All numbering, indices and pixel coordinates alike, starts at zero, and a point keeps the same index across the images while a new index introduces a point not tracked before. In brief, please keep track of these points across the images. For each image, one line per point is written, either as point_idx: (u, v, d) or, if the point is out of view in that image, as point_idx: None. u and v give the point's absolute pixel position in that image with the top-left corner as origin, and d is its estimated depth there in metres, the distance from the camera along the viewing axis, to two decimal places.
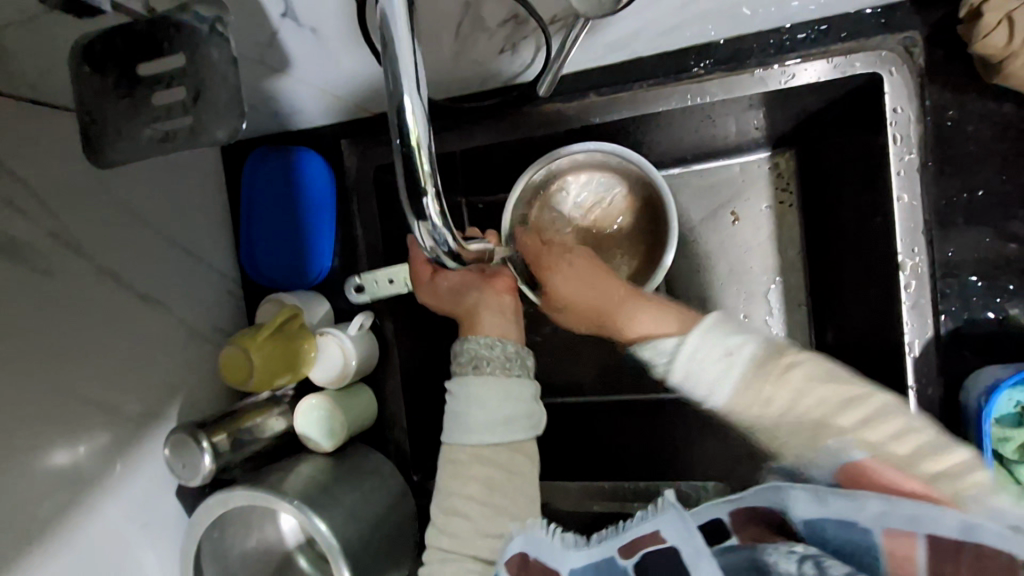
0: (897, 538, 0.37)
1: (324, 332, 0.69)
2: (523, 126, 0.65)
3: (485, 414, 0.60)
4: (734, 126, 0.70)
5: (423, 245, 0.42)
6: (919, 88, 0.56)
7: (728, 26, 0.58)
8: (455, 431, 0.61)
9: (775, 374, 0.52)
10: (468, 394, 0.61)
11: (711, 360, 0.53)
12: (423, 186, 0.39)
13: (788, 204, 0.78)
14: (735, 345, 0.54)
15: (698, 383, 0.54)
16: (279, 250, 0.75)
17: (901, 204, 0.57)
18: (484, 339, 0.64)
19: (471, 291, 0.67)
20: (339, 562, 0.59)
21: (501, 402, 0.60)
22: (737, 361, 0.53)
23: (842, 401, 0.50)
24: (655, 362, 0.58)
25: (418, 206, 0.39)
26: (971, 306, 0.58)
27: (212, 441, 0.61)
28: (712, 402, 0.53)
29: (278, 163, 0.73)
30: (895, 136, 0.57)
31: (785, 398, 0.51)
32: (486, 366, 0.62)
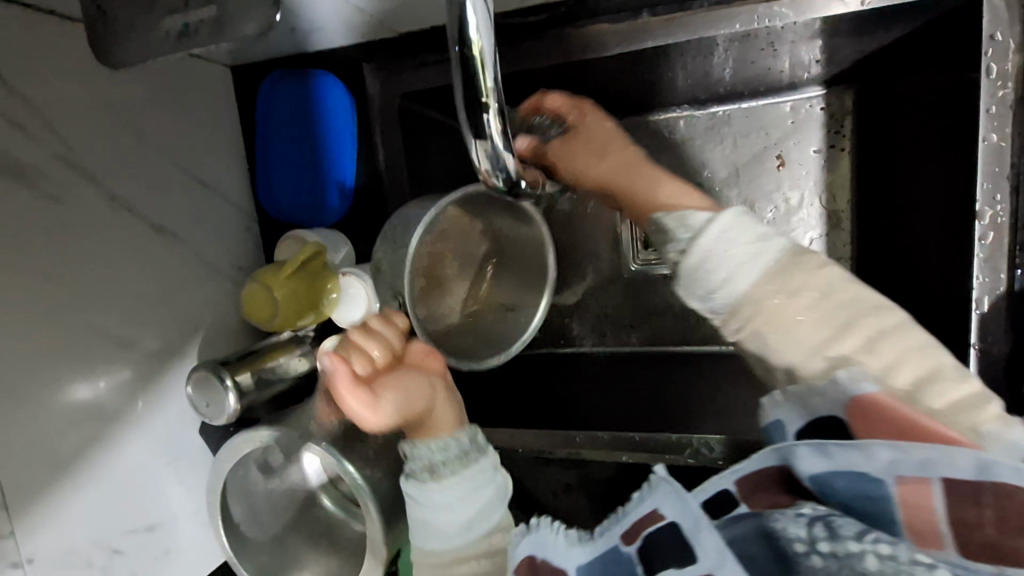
0: (911, 488, 0.35)
1: (346, 272, 0.66)
2: (563, 51, 0.59)
3: (445, 514, 0.55)
4: (794, 57, 0.63)
5: (479, 170, 0.38)
6: (1021, 11, 0.49)
7: None
8: (421, 533, 0.56)
9: (809, 269, 0.50)
10: (433, 502, 0.54)
11: (743, 240, 0.51)
12: (485, 101, 0.34)
13: (842, 148, 0.71)
14: (761, 245, 0.51)
15: (717, 272, 0.50)
16: (297, 184, 0.70)
17: (988, 144, 0.51)
18: (435, 443, 0.58)
19: (422, 391, 0.58)
20: (369, 504, 0.58)
21: (455, 504, 0.55)
22: (769, 248, 0.51)
23: (846, 317, 0.48)
24: (676, 236, 0.54)
25: (478, 125, 0.35)
26: None
27: (235, 380, 0.59)
28: (721, 297, 0.51)
29: (293, 88, 0.67)
30: (989, 68, 0.50)
31: (782, 298, 0.49)
32: (443, 470, 0.56)
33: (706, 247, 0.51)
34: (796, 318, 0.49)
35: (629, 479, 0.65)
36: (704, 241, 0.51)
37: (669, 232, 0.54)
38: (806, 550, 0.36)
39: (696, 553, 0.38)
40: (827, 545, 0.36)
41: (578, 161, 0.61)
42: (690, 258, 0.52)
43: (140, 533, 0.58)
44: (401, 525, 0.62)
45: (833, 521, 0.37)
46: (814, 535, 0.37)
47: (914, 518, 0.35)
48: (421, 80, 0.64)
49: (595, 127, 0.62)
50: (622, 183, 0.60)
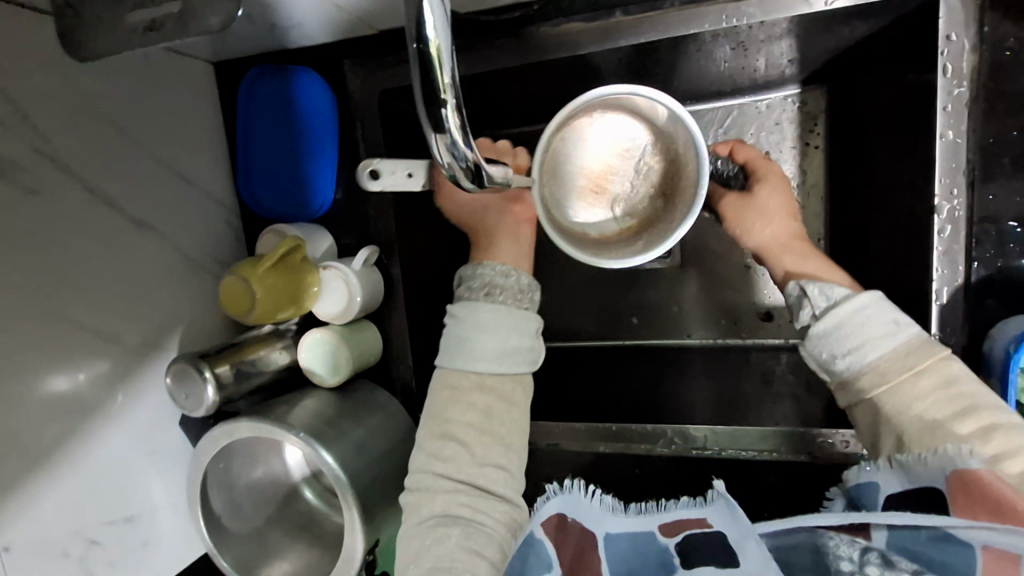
0: (998, 559, 0.34)
1: (327, 266, 0.67)
2: (538, 50, 0.60)
3: (480, 336, 0.57)
4: (764, 57, 0.65)
5: (440, 162, 0.39)
6: (976, 12, 0.51)
7: None
8: (451, 352, 0.57)
9: (937, 359, 0.48)
10: (476, 319, 0.57)
11: (881, 322, 0.50)
12: (442, 96, 0.35)
13: (814, 146, 0.74)
14: (899, 332, 0.49)
15: (857, 339, 0.50)
16: (278, 180, 0.71)
17: (945, 140, 0.53)
18: (499, 267, 0.61)
19: (493, 214, 0.66)
20: (348, 494, 0.59)
21: (498, 335, 0.57)
22: (906, 330, 0.50)
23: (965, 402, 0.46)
24: (813, 302, 0.53)
25: (437, 119, 0.36)
26: (1007, 253, 0.54)
27: (215, 372, 0.60)
28: (852, 361, 0.50)
29: (274, 84, 0.68)
30: (945, 68, 0.52)
31: (907, 377, 0.48)
32: (498, 295, 0.59)
33: (842, 316, 0.51)
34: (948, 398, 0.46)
35: (604, 467, 0.67)
36: (845, 313, 0.51)
37: (806, 296, 0.54)
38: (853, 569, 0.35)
39: (738, 557, 0.37)
40: (877, 568, 0.34)
41: (737, 222, 0.63)
42: (824, 324, 0.51)
43: (119, 524, 0.59)
44: (380, 514, 0.63)
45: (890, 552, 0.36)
46: (866, 558, 0.35)
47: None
48: (398, 76, 0.65)
49: (766, 200, 0.62)
50: (781, 256, 0.60)
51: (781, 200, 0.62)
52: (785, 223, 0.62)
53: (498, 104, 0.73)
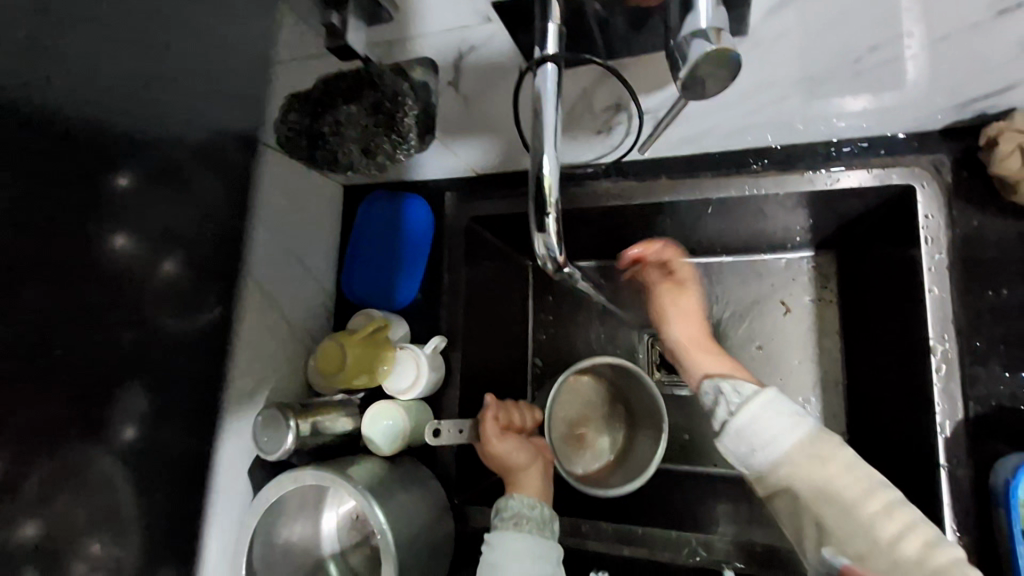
0: None
1: (403, 347, 0.78)
2: (605, 196, 0.77)
3: (518, 562, 0.65)
4: (786, 221, 0.79)
5: (538, 254, 0.54)
6: (947, 201, 0.65)
7: (783, 134, 0.70)
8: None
9: (824, 458, 0.56)
10: (506, 547, 0.66)
11: (770, 423, 0.59)
12: (548, 207, 0.51)
13: (828, 300, 0.88)
14: (789, 429, 0.59)
15: (762, 432, 0.59)
16: (374, 278, 0.86)
17: (933, 295, 0.64)
18: (526, 500, 0.72)
19: (523, 450, 0.76)
20: (388, 557, 0.64)
21: (532, 556, 0.65)
22: (793, 433, 0.58)
23: (824, 479, 0.55)
24: (728, 402, 0.63)
25: (541, 221, 0.51)
26: (1001, 395, 0.62)
27: (297, 424, 0.69)
28: (761, 457, 0.59)
29: (390, 205, 0.87)
30: (926, 237, 0.65)
31: (813, 470, 0.56)
32: (525, 525, 0.69)
33: (737, 425, 0.60)
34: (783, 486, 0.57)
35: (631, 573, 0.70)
36: (743, 419, 0.60)
37: (721, 396, 0.65)
38: None
39: None
40: None
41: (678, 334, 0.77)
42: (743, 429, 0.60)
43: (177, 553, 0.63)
44: None
45: None
46: None
47: None
48: (487, 208, 0.81)
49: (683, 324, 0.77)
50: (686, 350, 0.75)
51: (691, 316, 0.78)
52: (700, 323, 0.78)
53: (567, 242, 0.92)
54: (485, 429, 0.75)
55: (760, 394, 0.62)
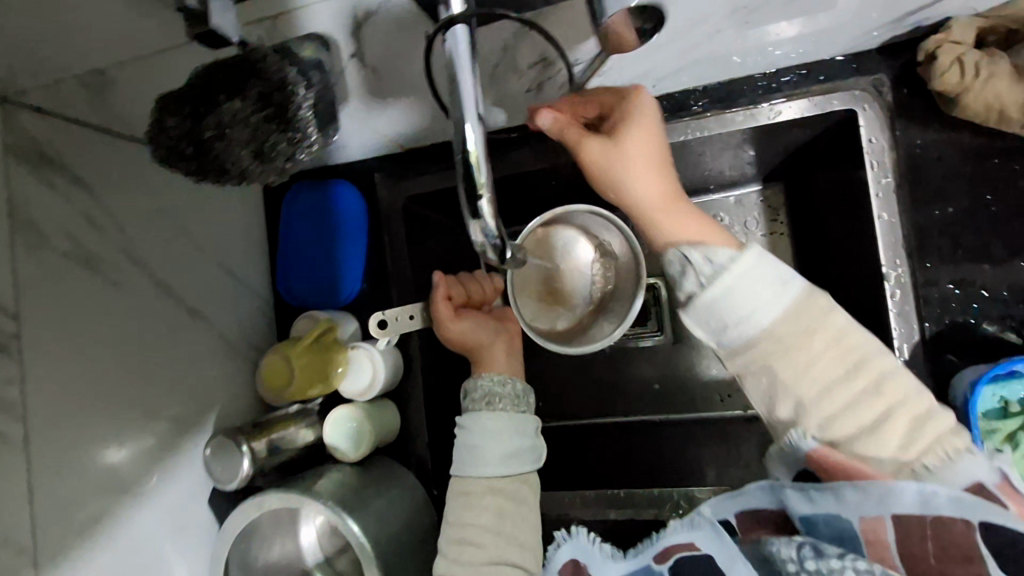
0: (871, 523, 0.46)
1: (354, 346, 0.73)
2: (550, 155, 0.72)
3: (494, 443, 0.69)
4: (733, 159, 0.77)
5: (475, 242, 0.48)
6: (888, 122, 0.63)
7: (722, 72, 0.66)
8: (465, 461, 0.69)
9: (819, 322, 0.54)
10: (482, 428, 0.69)
11: (764, 283, 0.55)
12: (480, 190, 0.45)
13: (780, 233, 0.88)
14: (780, 289, 0.55)
15: (758, 364, 0.55)
16: (313, 274, 0.79)
17: (883, 221, 0.63)
18: (497, 378, 0.73)
19: (483, 329, 0.74)
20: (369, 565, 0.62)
21: (509, 437, 0.70)
22: (789, 295, 0.55)
23: (853, 362, 0.53)
24: (699, 269, 0.57)
25: (474, 205, 0.46)
26: (952, 311, 0.63)
27: (251, 446, 0.65)
28: (792, 410, 0.54)
29: (314, 193, 0.79)
30: (872, 162, 0.63)
31: (800, 341, 0.54)
32: (499, 403, 0.72)
33: (711, 298, 0.56)
34: (762, 351, 0.55)
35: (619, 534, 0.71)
36: (728, 302, 0.55)
37: (691, 266, 0.58)
38: (796, 569, 0.44)
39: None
40: (811, 563, 0.43)
41: (605, 169, 0.61)
42: (717, 293, 0.56)
43: None
44: None
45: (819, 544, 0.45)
46: (803, 554, 0.44)
47: (873, 547, 0.46)
48: (422, 184, 0.76)
49: (630, 147, 0.60)
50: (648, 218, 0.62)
51: (643, 162, 0.61)
52: (664, 166, 0.62)
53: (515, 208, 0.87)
54: (445, 312, 0.72)
55: (744, 251, 0.57)
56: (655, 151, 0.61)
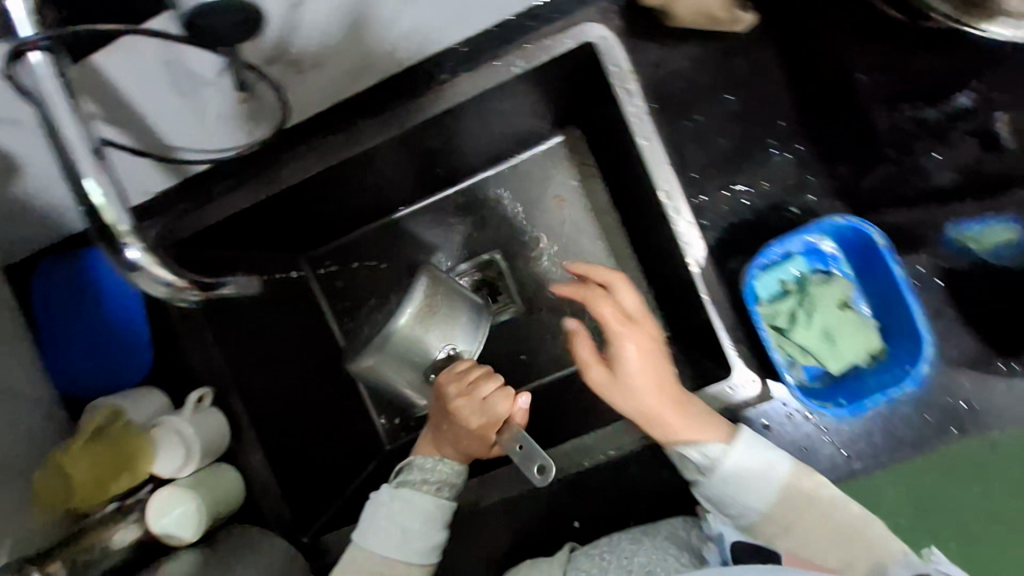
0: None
1: (158, 423, 0.66)
2: (320, 156, 0.66)
3: (419, 530, 0.61)
4: (510, 107, 0.76)
5: (159, 292, 0.39)
6: (626, 45, 0.62)
7: (455, 32, 0.61)
8: (370, 534, 0.61)
9: (766, 472, 0.59)
10: (416, 509, 0.61)
11: (752, 474, 0.59)
12: (118, 233, 0.36)
13: (590, 176, 0.88)
14: (761, 475, 0.59)
15: (745, 498, 0.58)
16: (95, 360, 0.71)
17: (645, 145, 0.62)
18: (440, 461, 0.65)
19: (478, 414, 0.64)
20: None
21: (436, 529, 0.62)
22: (775, 464, 0.58)
23: (846, 539, 0.58)
24: (692, 461, 0.59)
25: (121, 255, 0.37)
26: (727, 215, 0.63)
27: (45, 573, 0.55)
28: (745, 517, 0.59)
29: (70, 270, 0.70)
30: (620, 89, 0.62)
31: (791, 518, 0.58)
32: (441, 489, 0.64)
33: (710, 491, 0.59)
34: (738, 467, 0.58)
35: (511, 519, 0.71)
36: (729, 470, 0.58)
37: (690, 464, 0.59)
38: None
39: None
40: None
41: (636, 364, 0.59)
42: (717, 485, 0.59)
43: None
44: None
45: None
46: None
47: None
48: (187, 226, 0.67)
49: (632, 371, 0.59)
50: (650, 427, 0.60)
51: (646, 370, 0.59)
52: (665, 376, 0.60)
53: (318, 218, 0.82)
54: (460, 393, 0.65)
55: (729, 437, 0.59)
56: (666, 390, 0.59)
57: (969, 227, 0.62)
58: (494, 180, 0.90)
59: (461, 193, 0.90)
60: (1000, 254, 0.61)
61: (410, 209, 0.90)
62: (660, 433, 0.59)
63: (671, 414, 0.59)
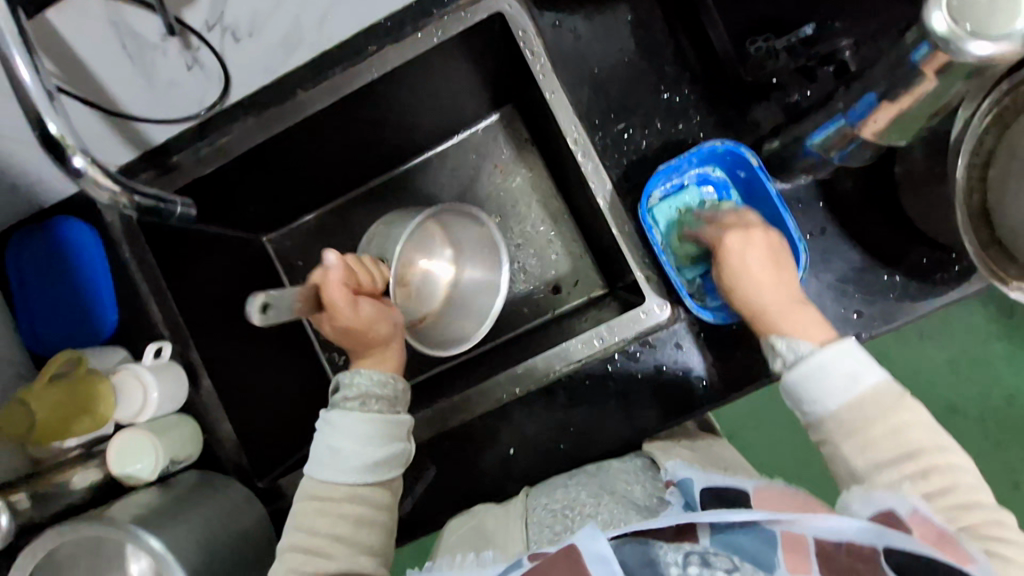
0: (791, 541, 0.47)
1: (119, 371, 0.71)
2: (268, 125, 0.74)
3: (355, 449, 0.65)
4: (445, 91, 0.84)
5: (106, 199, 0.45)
6: (530, 13, 0.71)
7: (380, 8, 0.69)
8: (320, 465, 0.65)
9: (879, 381, 0.57)
10: (350, 427, 0.65)
11: (839, 377, 0.57)
12: (64, 144, 0.42)
13: (529, 149, 0.96)
14: (853, 386, 0.56)
15: (820, 393, 0.57)
16: (64, 321, 0.77)
17: (551, 97, 0.70)
18: (375, 377, 0.69)
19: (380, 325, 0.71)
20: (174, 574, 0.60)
21: (377, 443, 0.65)
22: (859, 376, 0.57)
23: (910, 442, 0.55)
24: (784, 355, 0.59)
25: (68, 165, 0.42)
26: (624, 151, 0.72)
27: (8, 501, 0.61)
28: (816, 415, 0.58)
29: (43, 240, 0.77)
30: (527, 49, 0.69)
31: (900, 455, 0.55)
32: (373, 404, 0.68)
33: (795, 380, 0.58)
34: (830, 359, 0.57)
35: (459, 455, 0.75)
36: (801, 374, 0.58)
37: (784, 352, 0.59)
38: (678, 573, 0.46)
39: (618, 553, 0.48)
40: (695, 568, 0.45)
41: (743, 267, 0.64)
42: (800, 373, 0.58)
43: None
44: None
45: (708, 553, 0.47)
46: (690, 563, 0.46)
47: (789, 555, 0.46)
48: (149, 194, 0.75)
49: (745, 257, 0.64)
50: (771, 312, 0.62)
51: (759, 266, 0.63)
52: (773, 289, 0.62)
53: (276, 195, 0.90)
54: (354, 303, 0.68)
55: (829, 343, 0.59)
56: (772, 289, 0.62)
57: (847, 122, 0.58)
58: (440, 158, 0.98)
59: (409, 172, 0.98)
60: (869, 122, 0.57)
61: (364, 187, 0.98)
62: (766, 321, 0.62)
63: (765, 306, 0.62)
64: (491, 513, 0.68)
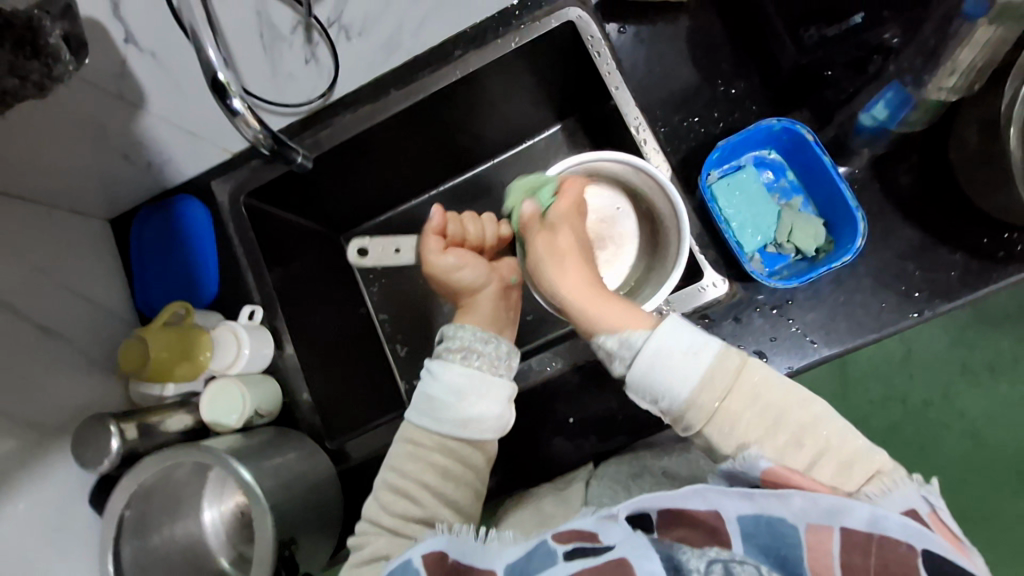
0: (815, 534, 0.47)
1: (218, 327, 0.80)
2: (365, 118, 0.84)
3: (453, 404, 0.69)
4: (517, 99, 0.93)
5: (249, 136, 0.56)
6: (598, 21, 0.80)
7: (467, 17, 0.81)
8: (419, 412, 0.70)
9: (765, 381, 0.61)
10: (452, 379, 0.69)
11: (673, 359, 0.60)
12: (228, 88, 0.51)
13: None
14: (691, 358, 0.60)
15: (660, 382, 0.60)
16: (173, 290, 0.88)
17: (617, 91, 0.77)
18: (479, 334, 0.75)
19: (467, 272, 0.82)
20: (262, 504, 0.63)
21: (475, 405, 0.69)
22: (703, 362, 0.60)
23: (777, 413, 0.60)
24: (622, 353, 0.64)
25: (228, 105, 0.52)
26: (684, 138, 0.79)
27: (121, 426, 0.66)
28: (670, 401, 0.60)
29: (163, 218, 0.88)
30: (596, 51, 0.78)
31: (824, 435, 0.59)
32: (474, 359, 0.72)
33: (641, 374, 0.61)
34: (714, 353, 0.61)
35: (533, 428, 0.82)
36: (644, 365, 0.61)
37: (613, 353, 0.65)
38: None
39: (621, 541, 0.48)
40: None
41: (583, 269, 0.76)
42: (642, 375, 0.61)
43: None
44: (297, 529, 0.68)
45: (732, 563, 0.47)
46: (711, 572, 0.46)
47: (815, 560, 0.47)
48: (257, 179, 0.86)
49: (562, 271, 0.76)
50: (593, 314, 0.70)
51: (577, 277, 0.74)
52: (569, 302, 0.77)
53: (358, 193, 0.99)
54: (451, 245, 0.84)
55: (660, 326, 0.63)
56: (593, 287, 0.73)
57: (902, 88, 0.69)
58: (504, 165, 1.06)
59: (476, 177, 1.07)
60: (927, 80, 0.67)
61: (433, 191, 1.07)
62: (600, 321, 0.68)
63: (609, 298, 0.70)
64: (553, 500, 0.76)
